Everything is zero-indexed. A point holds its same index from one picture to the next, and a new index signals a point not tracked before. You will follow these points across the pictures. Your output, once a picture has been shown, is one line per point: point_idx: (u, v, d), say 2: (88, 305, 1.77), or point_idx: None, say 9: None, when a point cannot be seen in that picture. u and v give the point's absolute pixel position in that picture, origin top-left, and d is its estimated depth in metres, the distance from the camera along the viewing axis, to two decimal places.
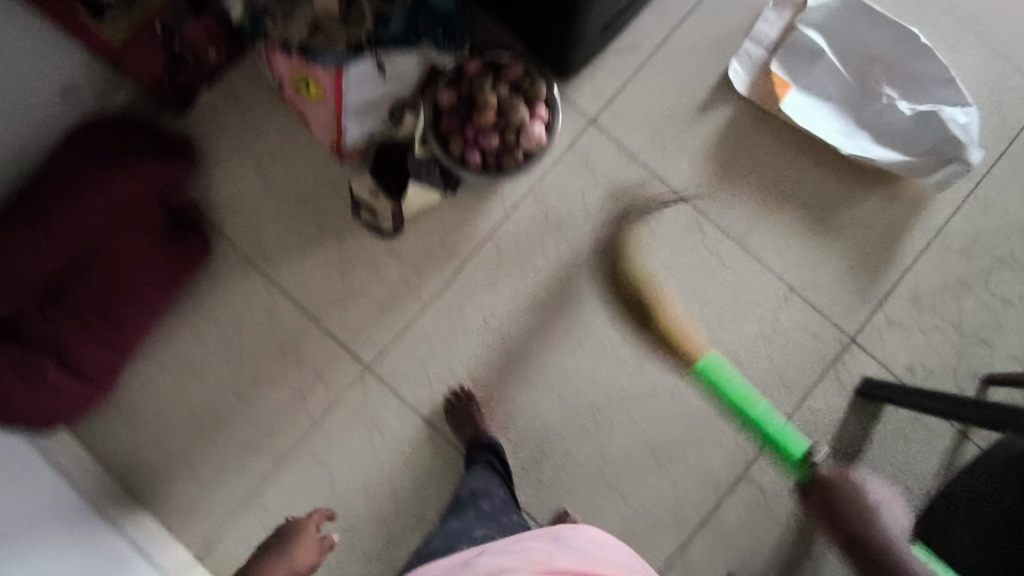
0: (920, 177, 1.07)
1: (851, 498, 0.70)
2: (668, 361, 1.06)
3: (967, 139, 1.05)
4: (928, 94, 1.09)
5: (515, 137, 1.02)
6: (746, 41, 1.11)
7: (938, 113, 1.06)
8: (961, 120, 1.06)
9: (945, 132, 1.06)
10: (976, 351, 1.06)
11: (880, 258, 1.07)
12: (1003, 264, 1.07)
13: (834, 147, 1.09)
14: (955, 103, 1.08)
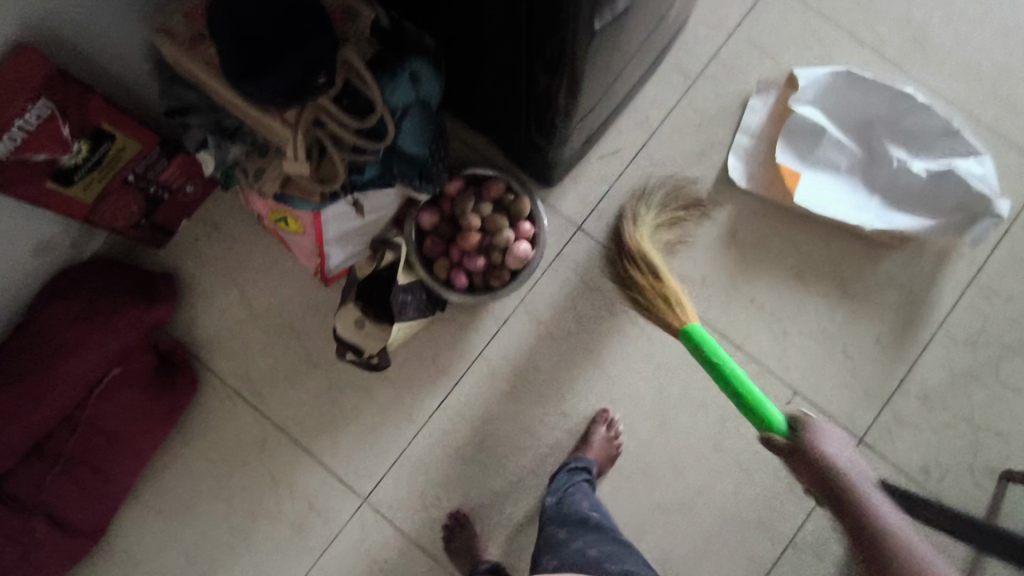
0: (951, 236, 1.03)
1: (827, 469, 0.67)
2: (673, 475, 1.02)
3: (989, 190, 1.00)
4: (935, 149, 1.04)
5: (500, 256, 0.99)
6: (736, 135, 1.08)
7: (953, 171, 1.02)
8: (977, 171, 1.02)
9: (966, 188, 1.01)
10: (990, 445, 1.03)
11: (886, 354, 1.05)
12: (1011, 352, 1.04)
13: (856, 225, 1.05)
14: (969, 151, 1.03)
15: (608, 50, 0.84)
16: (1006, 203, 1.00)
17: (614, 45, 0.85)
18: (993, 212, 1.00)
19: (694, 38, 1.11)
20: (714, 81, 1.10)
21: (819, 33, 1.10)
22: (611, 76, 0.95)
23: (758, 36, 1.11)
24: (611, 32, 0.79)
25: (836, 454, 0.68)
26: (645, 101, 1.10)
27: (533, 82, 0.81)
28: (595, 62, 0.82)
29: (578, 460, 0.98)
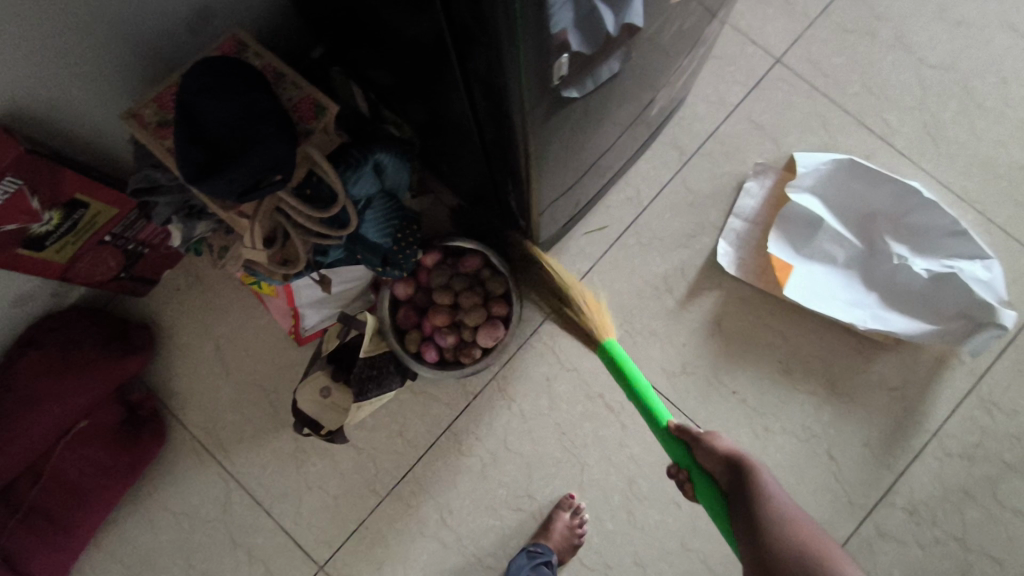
0: (951, 342, 0.98)
1: (709, 451, 0.71)
2: (636, 570, 0.99)
3: (995, 299, 0.95)
4: (940, 250, 0.99)
5: (472, 334, 0.97)
6: (729, 218, 1.05)
7: (958, 275, 0.96)
8: (982, 276, 0.96)
9: (968, 295, 0.96)
10: (982, 568, 0.96)
11: (874, 461, 0.99)
12: (1011, 470, 0.98)
13: (850, 322, 1.00)
14: (976, 254, 0.97)
15: (586, 124, 0.77)
16: (1012, 313, 0.95)
17: (593, 123, 0.79)
18: (998, 322, 0.95)
19: (692, 113, 1.08)
20: (709, 159, 1.07)
21: (825, 116, 1.07)
22: (595, 155, 0.90)
23: (760, 117, 1.08)
24: (587, 110, 0.73)
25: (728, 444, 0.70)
26: (636, 175, 1.07)
27: (493, 157, 0.74)
28: (569, 138, 0.76)
29: (537, 543, 0.96)
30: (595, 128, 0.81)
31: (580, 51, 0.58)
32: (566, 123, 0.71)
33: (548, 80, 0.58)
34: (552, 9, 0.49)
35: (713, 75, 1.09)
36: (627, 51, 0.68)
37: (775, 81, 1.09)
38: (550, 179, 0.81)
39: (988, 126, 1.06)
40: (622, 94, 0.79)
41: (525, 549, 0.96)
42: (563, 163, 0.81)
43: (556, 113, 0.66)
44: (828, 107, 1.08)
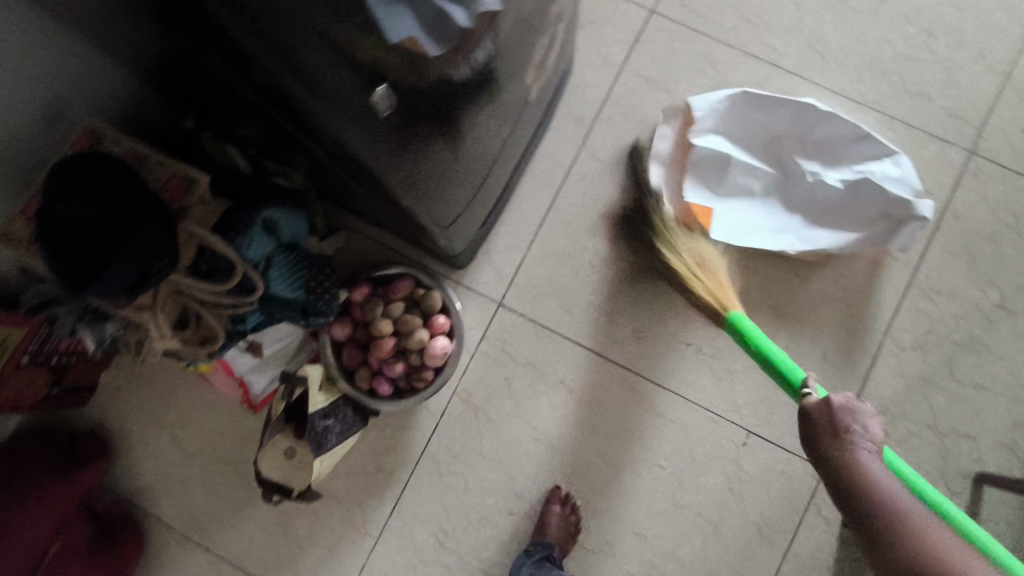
0: (879, 245, 1.00)
1: (823, 434, 0.68)
2: (638, 540, 0.99)
3: (909, 194, 0.97)
4: (847, 160, 1.00)
5: (419, 357, 0.96)
6: (649, 164, 1.02)
7: (870, 179, 0.97)
8: (893, 174, 0.98)
9: (884, 196, 0.97)
10: (960, 448, 0.99)
11: (836, 375, 1.01)
12: (965, 349, 1.01)
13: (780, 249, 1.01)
14: (883, 154, 0.99)
15: (477, 137, 0.74)
16: (928, 204, 0.96)
17: (479, 140, 0.75)
18: (917, 215, 0.96)
19: (582, 83, 1.08)
20: (609, 125, 1.07)
21: (710, 55, 1.08)
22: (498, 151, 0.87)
23: (648, 70, 1.08)
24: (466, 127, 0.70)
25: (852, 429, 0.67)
26: (543, 159, 1.06)
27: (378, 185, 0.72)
28: (452, 160, 0.72)
29: (536, 542, 0.96)
30: (485, 141, 0.78)
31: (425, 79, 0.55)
32: (440, 149, 0.67)
33: (379, 107, 0.55)
34: (378, 14, 0.46)
35: (592, 41, 1.08)
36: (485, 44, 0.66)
37: (653, 32, 1.08)
38: (453, 191, 0.79)
39: (866, 26, 1.07)
40: (506, 102, 0.76)
41: (524, 550, 0.96)
42: (465, 175, 0.79)
43: (420, 137, 0.63)
44: (711, 44, 1.08)
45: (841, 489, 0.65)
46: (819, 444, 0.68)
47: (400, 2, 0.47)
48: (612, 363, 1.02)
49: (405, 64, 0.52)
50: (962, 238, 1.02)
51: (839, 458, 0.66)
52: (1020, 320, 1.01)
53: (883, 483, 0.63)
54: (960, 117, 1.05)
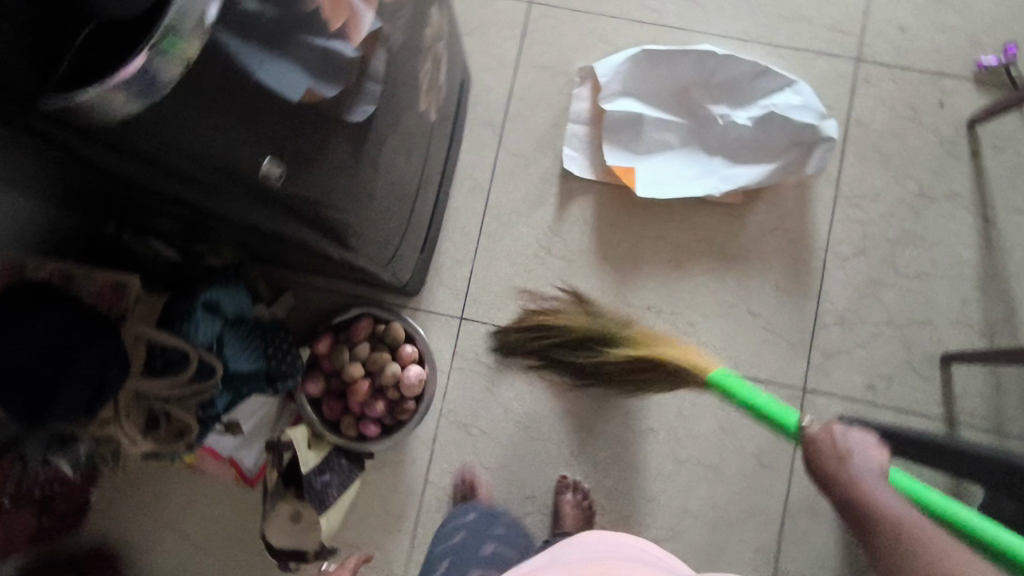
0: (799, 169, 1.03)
1: (821, 459, 0.66)
2: (651, 505, 1.02)
3: (813, 117, 1.01)
4: (750, 97, 1.04)
5: (397, 391, 0.98)
6: (568, 125, 1.08)
7: (774, 112, 1.02)
8: (795, 102, 1.02)
9: (789, 125, 1.02)
10: (921, 336, 1.04)
11: (792, 299, 1.05)
12: (901, 243, 1.06)
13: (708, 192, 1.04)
14: (783, 85, 1.03)
15: (393, 157, 0.74)
16: (831, 124, 1.01)
17: (395, 163, 0.75)
18: (823, 137, 1.01)
19: (483, 87, 1.10)
20: (519, 120, 1.09)
21: (596, 31, 1.10)
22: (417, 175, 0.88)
23: (543, 59, 1.10)
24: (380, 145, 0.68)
25: (853, 449, 0.65)
26: (465, 169, 1.08)
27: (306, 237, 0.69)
28: (366, 208, 0.71)
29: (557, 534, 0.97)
30: (395, 173, 0.77)
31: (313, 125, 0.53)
32: (349, 198, 0.66)
33: (271, 181, 0.53)
34: (263, 76, 0.46)
35: (482, 45, 1.10)
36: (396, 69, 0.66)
37: (538, 22, 1.11)
38: (382, 210, 0.78)
39: None
40: (408, 128, 0.77)
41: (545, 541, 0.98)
42: (390, 191, 0.77)
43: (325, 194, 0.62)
44: (595, 20, 1.11)
45: (863, 520, 0.58)
46: (826, 469, 0.65)
47: (283, 58, 0.47)
48: None
49: (297, 114, 0.51)
50: (871, 141, 1.07)
51: (835, 475, 0.63)
52: (944, 203, 1.06)
53: (897, 501, 0.58)
54: (841, 30, 1.09)
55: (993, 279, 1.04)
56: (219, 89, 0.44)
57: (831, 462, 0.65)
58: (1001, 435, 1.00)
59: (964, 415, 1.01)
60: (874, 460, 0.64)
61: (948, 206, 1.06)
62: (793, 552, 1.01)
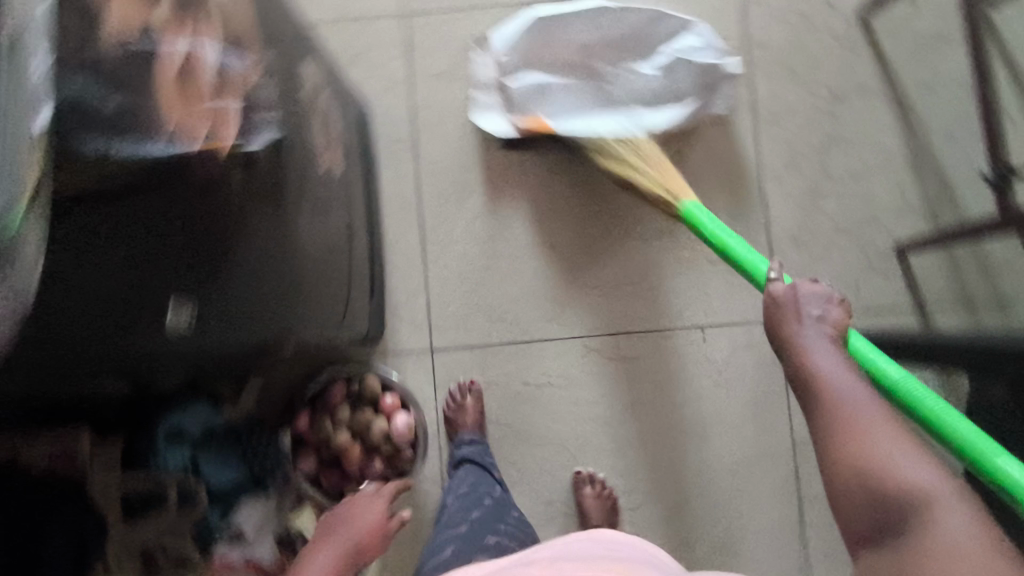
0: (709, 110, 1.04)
1: (782, 321, 0.67)
2: (668, 471, 1.03)
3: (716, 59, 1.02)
4: (651, 44, 1.02)
5: (389, 444, 0.96)
6: (473, 93, 1.04)
7: (677, 59, 1.01)
8: (696, 46, 1.02)
9: (693, 70, 1.02)
10: (871, 234, 1.05)
11: (743, 234, 1.05)
12: (829, 150, 1.06)
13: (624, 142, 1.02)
14: (681, 27, 1.02)
15: (311, 223, 0.70)
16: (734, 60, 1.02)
17: (313, 235, 0.72)
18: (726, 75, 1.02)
19: (383, 113, 1.06)
20: (430, 136, 1.06)
21: (480, 25, 1.07)
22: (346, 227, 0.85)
23: (435, 67, 1.06)
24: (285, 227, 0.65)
25: (810, 318, 0.66)
26: (391, 200, 1.05)
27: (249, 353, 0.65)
28: (295, 276, 0.68)
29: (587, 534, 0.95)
30: (323, 238, 0.74)
31: (198, 221, 0.50)
32: (273, 281, 0.64)
33: (182, 325, 0.52)
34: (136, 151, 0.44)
35: (370, 70, 1.06)
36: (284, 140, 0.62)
37: (419, 32, 1.07)
38: (314, 282, 0.74)
39: None
40: (320, 189, 0.73)
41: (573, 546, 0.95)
42: (315, 265, 0.74)
43: (246, 294, 0.59)
44: (474, 13, 1.07)
45: (808, 386, 0.61)
46: (779, 334, 0.67)
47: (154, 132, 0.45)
48: (558, 338, 1.04)
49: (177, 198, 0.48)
50: (775, 60, 1.07)
51: (791, 345, 0.65)
52: (859, 100, 1.07)
53: (838, 366, 0.61)
54: None
55: (923, 161, 1.06)
56: (87, 201, 0.41)
57: (787, 328, 0.66)
58: (969, 307, 1.03)
59: (931, 297, 1.04)
60: (830, 327, 0.65)
61: (863, 102, 1.07)
62: (810, 473, 1.03)
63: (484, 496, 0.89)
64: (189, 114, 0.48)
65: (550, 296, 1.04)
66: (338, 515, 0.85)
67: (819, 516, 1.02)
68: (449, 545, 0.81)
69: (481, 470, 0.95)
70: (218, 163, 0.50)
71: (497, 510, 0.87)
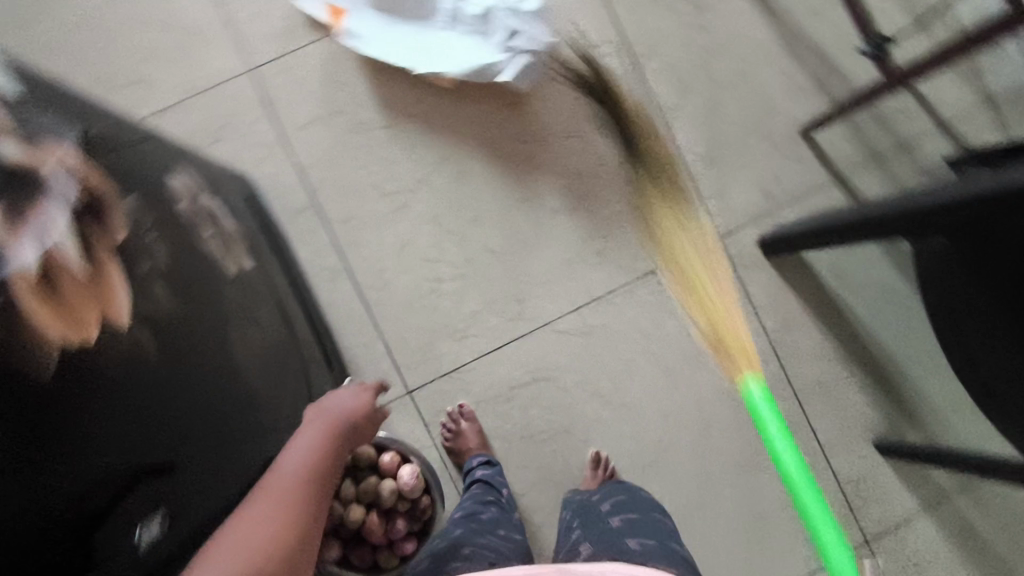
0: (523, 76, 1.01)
1: None
2: (674, 418, 1.04)
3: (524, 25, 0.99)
4: None
5: (405, 499, 0.93)
6: None
7: (495, 12, 1.00)
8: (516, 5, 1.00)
9: (503, 28, 1.00)
10: (776, 127, 1.07)
11: (661, 170, 1.06)
12: (712, 62, 1.07)
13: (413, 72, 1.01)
14: None
15: (247, 330, 0.66)
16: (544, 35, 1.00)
17: (260, 343, 0.68)
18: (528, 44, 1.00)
19: (270, 178, 1.00)
20: (327, 186, 1.01)
21: (333, 56, 1.01)
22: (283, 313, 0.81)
23: (304, 114, 1.01)
24: (234, 345, 0.61)
25: None
26: (313, 263, 1.00)
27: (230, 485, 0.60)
28: (268, 448, 0.66)
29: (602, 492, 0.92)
30: (267, 344, 0.70)
31: (162, 427, 0.49)
32: (241, 458, 0.61)
33: (156, 540, 0.50)
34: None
35: (239, 140, 0.99)
36: (186, 262, 0.57)
37: (274, 84, 1.00)
38: (277, 385, 0.71)
39: None
40: (242, 292, 0.68)
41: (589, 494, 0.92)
42: (275, 365, 0.71)
43: (214, 481, 0.57)
44: (323, 46, 1.01)
45: None
46: None
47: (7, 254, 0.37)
48: (527, 335, 1.03)
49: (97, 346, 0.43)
50: None
51: None
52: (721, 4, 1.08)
53: None
54: None
55: (798, 42, 1.08)
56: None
57: None
58: (883, 164, 1.08)
59: (848, 168, 1.07)
60: None
61: (725, 5, 1.08)
62: (796, 366, 1.07)
63: (484, 511, 0.85)
64: (75, 315, 0.42)
65: (504, 296, 1.03)
66: (324, 418, 0.65)
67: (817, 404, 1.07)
68: (440, 542, 0.77)
69: (489, 490, 0.91)
70: (125, 335, 0.46)
71: (493, 525, 0.83)
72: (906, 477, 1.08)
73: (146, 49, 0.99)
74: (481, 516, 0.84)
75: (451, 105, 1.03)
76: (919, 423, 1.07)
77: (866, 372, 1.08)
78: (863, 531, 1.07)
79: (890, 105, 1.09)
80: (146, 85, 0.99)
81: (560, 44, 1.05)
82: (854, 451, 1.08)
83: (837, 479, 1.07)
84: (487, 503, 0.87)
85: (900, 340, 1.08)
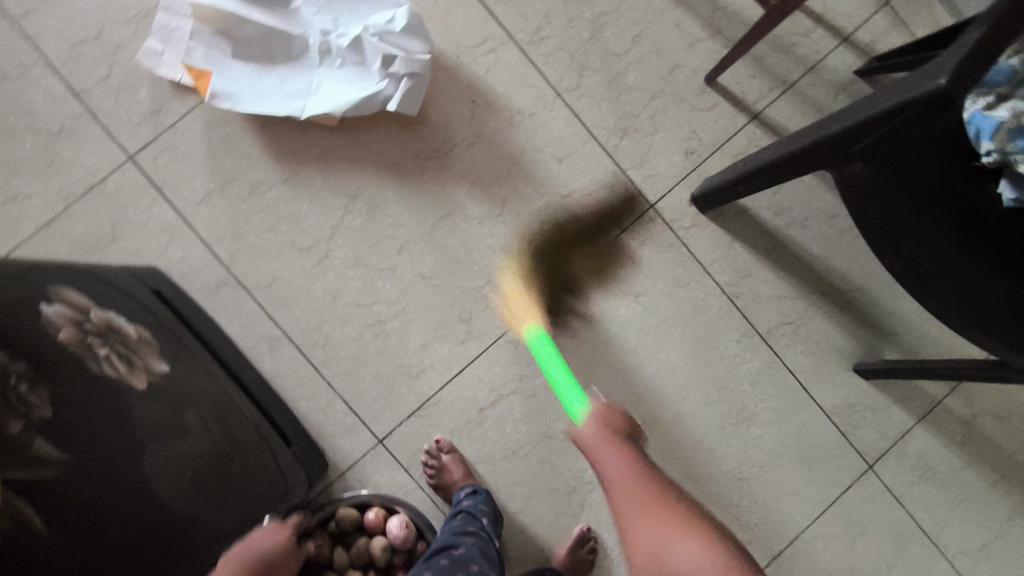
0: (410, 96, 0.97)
1: None
2: (651, 396, 1.02)
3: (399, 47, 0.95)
4: (352, 15, 0.97)
5: (402, 552, 0.91)
6: (160, 37, 0.95)
7: (364, 38, 0.95)
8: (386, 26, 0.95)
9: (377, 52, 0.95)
10: (680, 82, 1.04)
11: (576, 153, 1.03)
12: (599, 32, 1.03)
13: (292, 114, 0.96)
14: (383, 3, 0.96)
15: (176, 441, 0.62)
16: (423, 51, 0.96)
17: (195, 447, 0.65)
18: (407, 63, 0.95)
19: (180, 262, 0.95)
20: (240, 255, 0.96)
21: (211, 122, 0.97)
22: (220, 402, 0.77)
23: (197, 189, 0.96)
24: (157, 464, 0.58)
25: None
26: (247, 337, 0.96)
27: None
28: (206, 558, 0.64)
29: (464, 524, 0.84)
30: (203, 452, 0.66)
31: None
32: None
33: None
34: None
35: (137, 233, 0.95)
36: (78, 399, 0.53)
37: (157, 166, 0.96)
38: (221, 484, 0.67)
39: None
40: (161, 402, 0.64)
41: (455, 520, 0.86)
42: (216, 465, 0.67)
43: None
44: (198, 113, 0.96)
45: None
46: None
47: None
48: (484, 353, 1.00)
49: None
50: None
51: None
52: None
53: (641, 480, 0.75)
54: None
55: None
56: None
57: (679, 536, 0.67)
58: (794, 90, 1.05)
59: (761, 103, 1.05)
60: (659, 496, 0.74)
61: None
62: (759, 314, 1.05)
63: (457, 545, 0.79)
64: None
65: (451, 319, 0.99)
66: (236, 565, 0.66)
67: (788, 344, 1.05)
68: None
69: (470, 518, 0.85)
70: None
71: (465, 561, 0.77)
72: (893, 393, 1.07)
73: (13, 164, 0.94)
74: (453, 552, 0.78)
75: (347, 141, 0.98)
76: (891, 336, 1.07)
77: (829, 300, 1.06)
78: (863, 456, 1.06)
79: (788, 29, 1.06)
80: (24, 201, 0.94)
81: (441, 50, 1.01)
82: (837, 381, 1.06)
83: (826, 413, 1.06)
84: (462, 536, 0.81)
85: (854, 261, 1.06)
